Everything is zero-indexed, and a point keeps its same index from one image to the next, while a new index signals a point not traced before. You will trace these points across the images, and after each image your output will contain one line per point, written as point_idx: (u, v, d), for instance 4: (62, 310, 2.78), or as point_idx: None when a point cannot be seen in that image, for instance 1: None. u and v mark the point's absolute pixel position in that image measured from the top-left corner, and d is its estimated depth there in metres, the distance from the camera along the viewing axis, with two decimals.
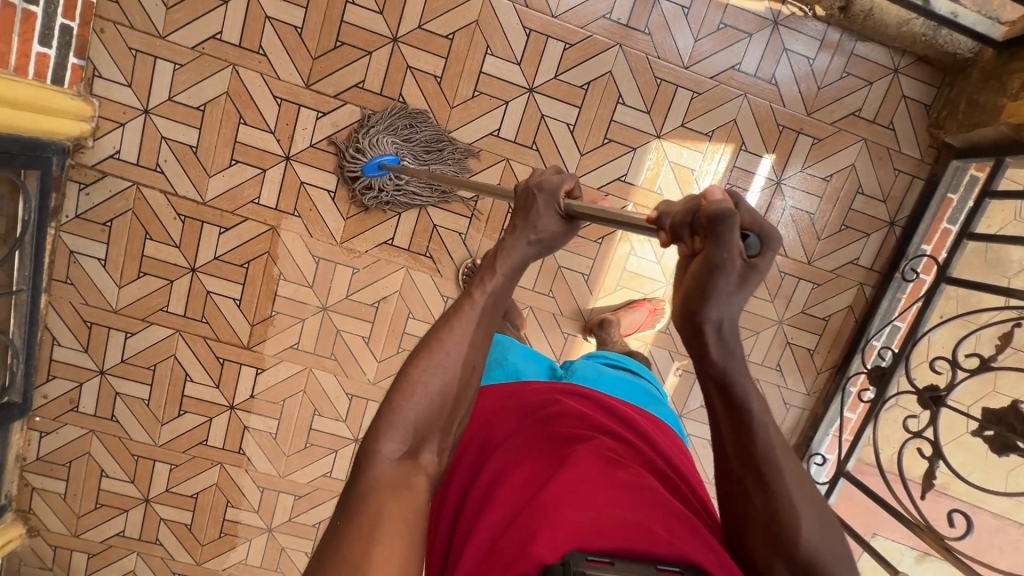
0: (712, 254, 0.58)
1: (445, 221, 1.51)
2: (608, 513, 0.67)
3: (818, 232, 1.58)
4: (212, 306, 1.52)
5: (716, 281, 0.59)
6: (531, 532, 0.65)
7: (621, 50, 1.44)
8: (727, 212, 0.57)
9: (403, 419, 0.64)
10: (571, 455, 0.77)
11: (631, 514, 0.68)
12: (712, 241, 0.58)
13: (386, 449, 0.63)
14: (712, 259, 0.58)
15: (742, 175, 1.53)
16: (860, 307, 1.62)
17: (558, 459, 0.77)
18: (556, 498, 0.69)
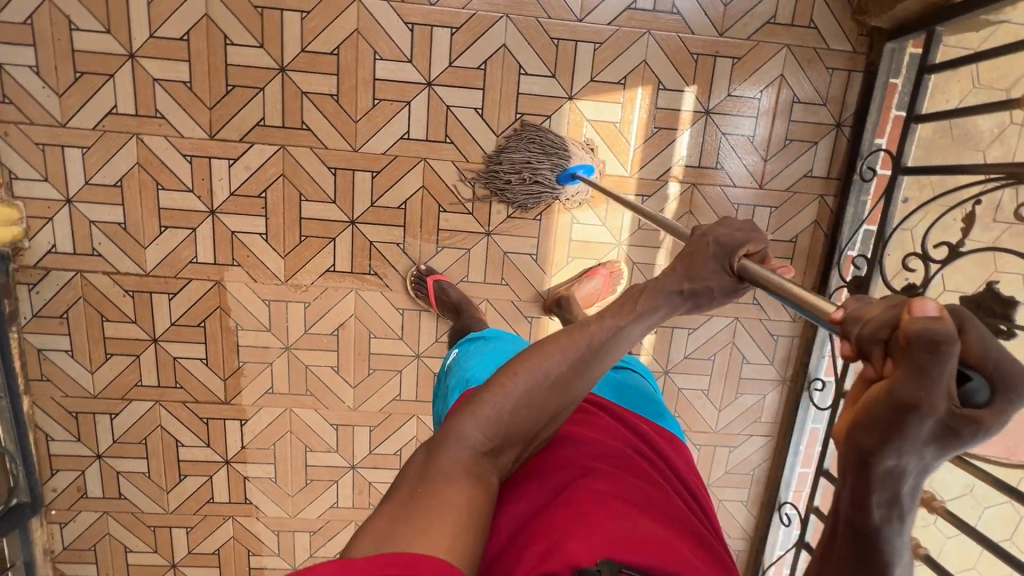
0: (899, 387, 0.43)
1: (381, 235, 1.49)
2: (636, 525, 0.81)
3: (763, 154, 1.51)
4: (182, 370, 1.55)
5: (906, 429, 0.43)
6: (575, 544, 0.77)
7: (508, 19, 1.38)
8: (943, 337, 0.41)
9: (492, 410, 0.74)
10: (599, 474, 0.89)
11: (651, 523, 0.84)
12: (905, 370, 0.42)
13: (472, 432, 0.73)
14: (898, 393, 0.43)
15: (667, 115, 1.46)
16: (826, 220, 1.55)
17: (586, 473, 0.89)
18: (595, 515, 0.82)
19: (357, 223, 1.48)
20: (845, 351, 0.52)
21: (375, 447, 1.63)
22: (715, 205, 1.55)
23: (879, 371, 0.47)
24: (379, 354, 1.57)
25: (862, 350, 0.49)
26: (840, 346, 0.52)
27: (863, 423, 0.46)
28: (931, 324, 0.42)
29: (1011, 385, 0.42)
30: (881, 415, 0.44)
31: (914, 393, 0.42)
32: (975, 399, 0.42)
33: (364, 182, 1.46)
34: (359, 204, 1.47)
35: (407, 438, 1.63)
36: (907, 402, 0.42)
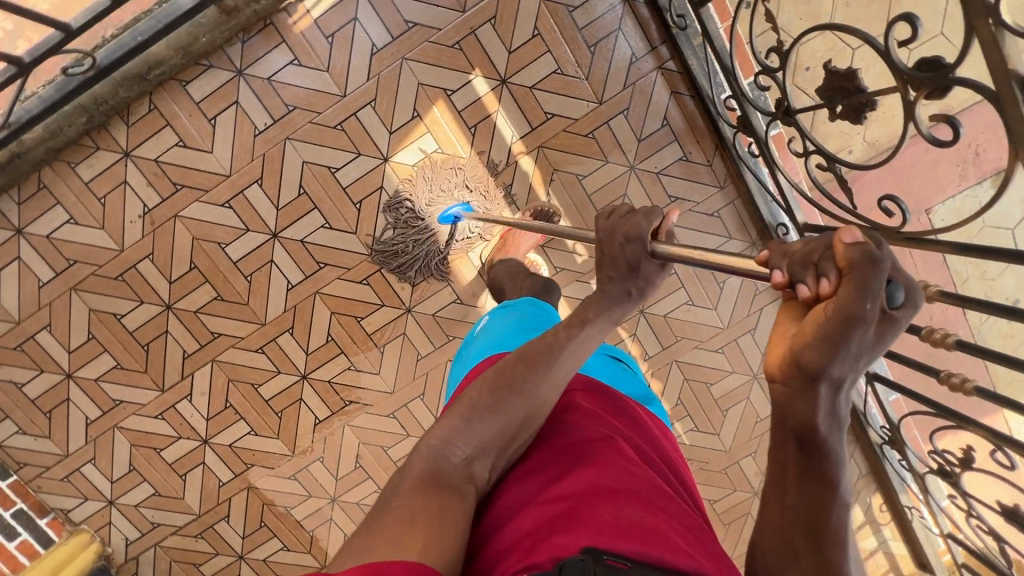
0: (848, 302, 0.48)
1: (334, 370, 1.60)
2: (628, 512, 0.67)
3: (580, 74, 1.44)
4: (275, 565, 1.74)
5: (851, 337, 0.49)
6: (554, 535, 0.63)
7: (291, 140, 1.43)
8: (875, 254, 0.49)
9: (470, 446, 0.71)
10: (593, 456, 0.76)
11: (651, 508, 0.68)
12: (855, 288, 0.49)
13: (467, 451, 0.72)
14: (843, 314, 0.49)
15: (472, 110, 1.44)
16: (681, 83, 1.45)
17: (576, 456, 0.76)
18: (583, 503, 0.68)
19: (309, 376, 1.60)
20: (779, 279, 0.54)
21: None
22: (575, 147, 1.49)
23: (811, 293, 0.52)
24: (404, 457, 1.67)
25: (790, 275, 0.54)
26: (771, 278, 0.55)
27: (808, 342, 0.51)
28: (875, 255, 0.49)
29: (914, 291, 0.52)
30: (828, 331, 0.50)
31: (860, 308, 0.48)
32: (895, 305, 0.51)
33: (290, 342, 1.57)
34: (298, 360, 1.58)
35: None
36: (856, 309, 0.48)
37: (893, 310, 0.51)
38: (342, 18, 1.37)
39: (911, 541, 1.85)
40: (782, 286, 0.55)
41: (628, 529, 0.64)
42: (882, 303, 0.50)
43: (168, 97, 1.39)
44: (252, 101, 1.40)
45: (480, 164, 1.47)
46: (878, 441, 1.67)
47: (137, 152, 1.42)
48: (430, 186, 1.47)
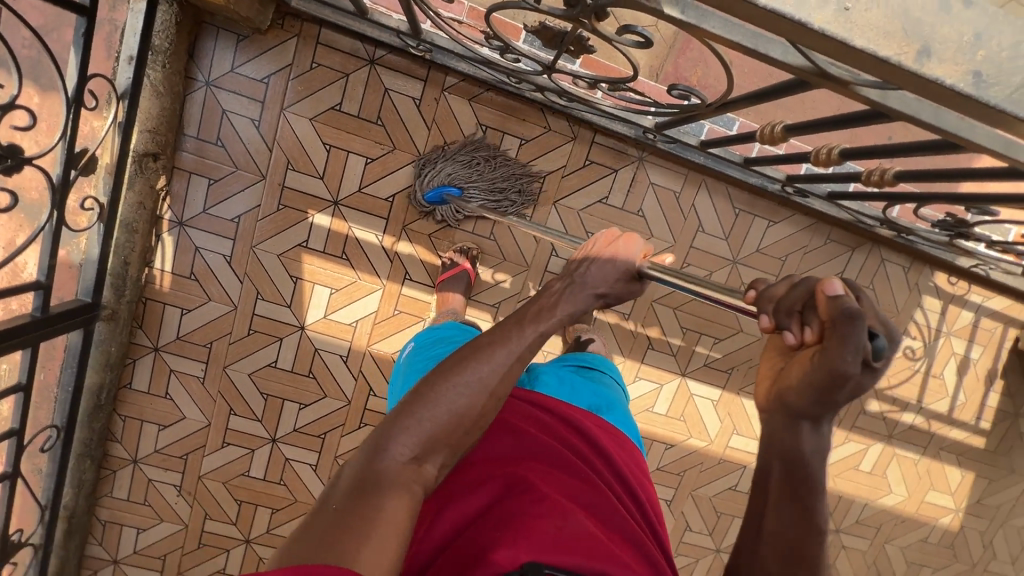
0: (830, 350, 0.50)
1: None
2: (571, 524, 0.66)
3: (387, 149, 1.45)
4: None
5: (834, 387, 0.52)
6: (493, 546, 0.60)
7: (228, 367, 1.57)
8: (853, 309, 0.48)
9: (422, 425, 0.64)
10: (533, 473, 0.73)
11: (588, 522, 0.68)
12: (832, 335, 0.49)
13: (399, 452, 0.62)
14: (827, 361, 0.50)
15: (332, 241, 1.50)
16: (473, 87, 1.43)
17: (517, 468, 0.73)
18: (537, 510, 0.66)
19: None
20: (767, 325, 0.56)
21: None
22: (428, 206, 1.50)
23: (796, 340, 0.55)
24: None
25: (777, 325, 0.56)
26: (759, 321, 0.57)
27: (800, 383, 0.54)
28: (840, 299, 0.49)
29: (892, 336, 0.51)
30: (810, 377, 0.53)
31: (841, 359, 0.49)
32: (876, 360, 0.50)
33: None
34: None
35: None
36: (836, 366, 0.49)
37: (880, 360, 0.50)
38: (188, 256, 1.49)
39: (1004, 289, 1.67)
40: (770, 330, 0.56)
41: (565, 544, 0.63)
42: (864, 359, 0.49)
43: (133, 401, 1.59)
44: (181, 361, 1.57)
45: (371, 275, 1.53)
46: (894, 234, 1.52)
47: (141, 454, 1.63)
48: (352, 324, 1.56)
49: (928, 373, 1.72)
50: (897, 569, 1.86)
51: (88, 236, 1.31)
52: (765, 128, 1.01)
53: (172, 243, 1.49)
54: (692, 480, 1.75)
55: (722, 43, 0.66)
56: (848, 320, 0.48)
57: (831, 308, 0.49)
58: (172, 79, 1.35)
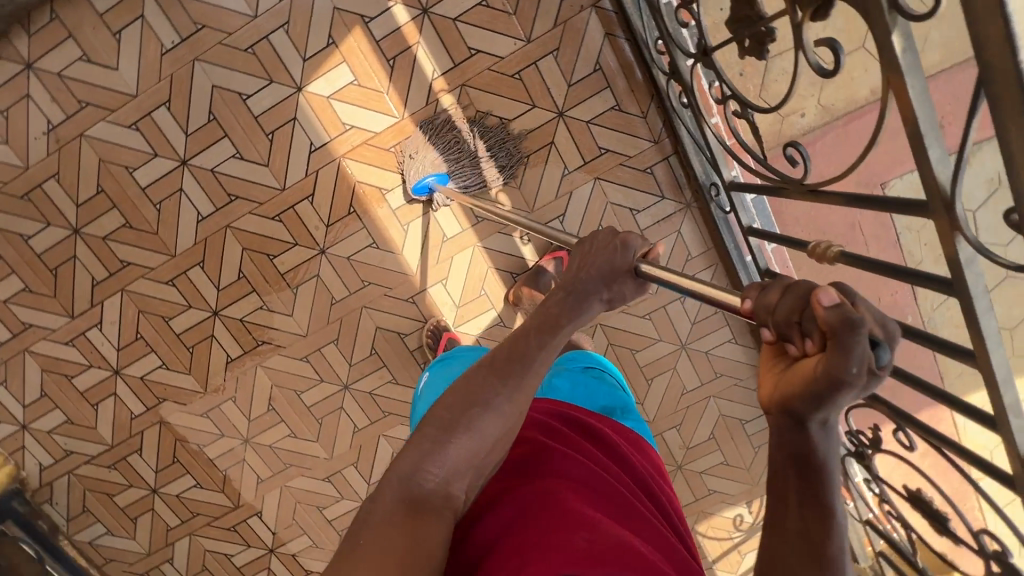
0: (833, 364, 0.44)
1: (250, 308, 1.55)
2: (599, 535, 0.62)
3: (506, 10, 1.35)
4: (190, 501, 1.74)
5: (840, 397, 0.46)
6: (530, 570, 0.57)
7: (201, 61, 1.37)
8: (856, 319, 0.43)
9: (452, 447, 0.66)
10: (562, 488, 0.71)
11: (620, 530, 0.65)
12: (832, 345, 0.45)
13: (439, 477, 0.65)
14: (832, 376, 0.45)
15: (393, 41, 1.36)
16: (618, 27, 1.37)
17: (541, 486, 0.72)
18: (559, 523, 0.63)
19: (217, 312, 1.55)
20: (767, 338, 0.52)
21: (369, 478, 1.72)
22: (495, 89, 1.40)
23: (799, 353, 0.49)
24: (318, 405, 1.65)
25: (779, 336, 0.51)
26: (760, 332, 0.53)
27: (803, 393, 0.47)
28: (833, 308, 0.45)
29: (894, 339, 0.46)
30: (812, 387, 0.47)
31: (849, 369, 0.44)
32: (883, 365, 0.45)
33: (203, 280, 1.53)
34: (209, 294, 1.54)
35: (389, 457, 1.70)
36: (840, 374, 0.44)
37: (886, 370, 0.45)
38: None
39: None
40: (770, 342, 0.52)
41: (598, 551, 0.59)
42: (869, 366, 0.45)
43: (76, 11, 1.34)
44: (160, 17, 1.34)
45: (400, 101, 1.40)
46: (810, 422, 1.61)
47: (40, 65, 1.36)
48: (449, 259, 1.53)
49: (737, 546, 1.75)
50: None
51: None
52: (820, 243, 1.01)
53: None
54: None
55: (905, 110, 0.63)
56: (848, 326, 0.43)
57: (828, 320, 0.44)
58: None
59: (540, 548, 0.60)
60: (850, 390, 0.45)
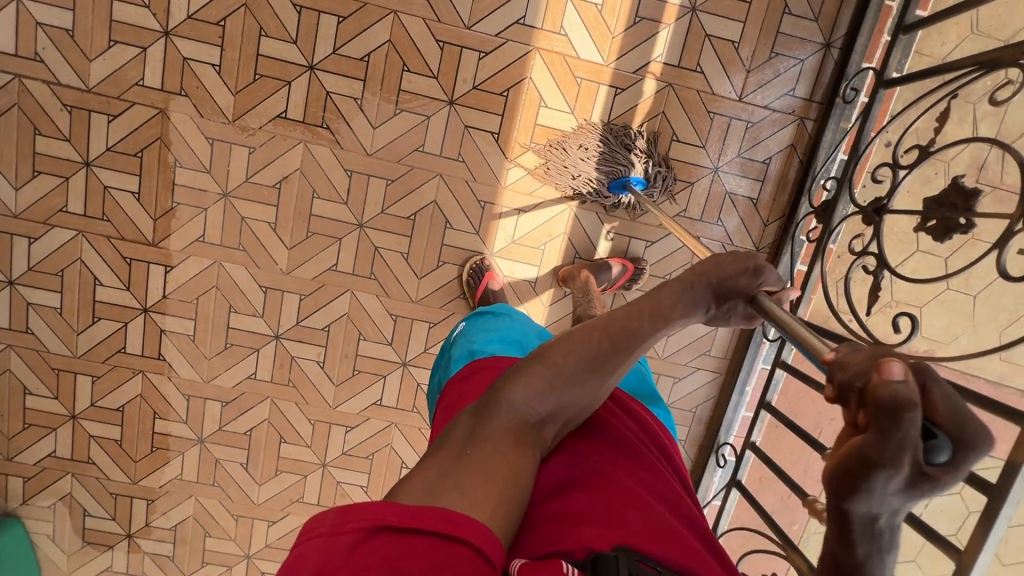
0: (863, 444, 0.41)
1: (345, 90, 1.43)
2: (652, 515, 0.61)
3: (745, 62, 1.44)
4: (111, 202, 1.48)
5: (872, 481, 0.42)
6: (591, 529, 0.57)
7: None
8: (904, 404, 0.39)
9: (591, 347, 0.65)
10: (622, 465, 0.69)
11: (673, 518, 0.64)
12: (869, 424, 0.41)
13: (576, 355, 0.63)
14: (869, 453, 0.41)
15: (651, 5, 1.40)
16: (804, 146, 1.50)
17: (604, 456, 0.69)
18: (611, 498, 0.61)
19: (313, 64, 1.41)
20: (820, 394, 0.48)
21: (302, 319, 1.56)
22: (688, 108, 1.46)
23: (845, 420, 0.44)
24: (320, 221, 1.51)
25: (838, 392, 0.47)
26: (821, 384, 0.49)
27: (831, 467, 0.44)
28: (891, 381, 0.40)
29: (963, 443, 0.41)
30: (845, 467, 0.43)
31: (883, 451, 0.40)
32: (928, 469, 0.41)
33: (328, 32, 1.40)
34: (320, 48, 1.41)
35: (337, 315, 1.56)
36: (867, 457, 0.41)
37: (935, 474, 0.42)
38: None
39: None
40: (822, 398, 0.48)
41: (655, 532, 0.58)
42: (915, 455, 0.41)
43: None
44: None
45: (616, 51, 1.42)
46: None
47: None
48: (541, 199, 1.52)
49: None
50: None
51: None
52: None
53: None
54: (408, 422, 1.64)
55: None
56: (895, 414, 0.39)
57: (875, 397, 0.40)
58: None
59: (602, 512, 0.59)
60: (888, 475, 0.41)
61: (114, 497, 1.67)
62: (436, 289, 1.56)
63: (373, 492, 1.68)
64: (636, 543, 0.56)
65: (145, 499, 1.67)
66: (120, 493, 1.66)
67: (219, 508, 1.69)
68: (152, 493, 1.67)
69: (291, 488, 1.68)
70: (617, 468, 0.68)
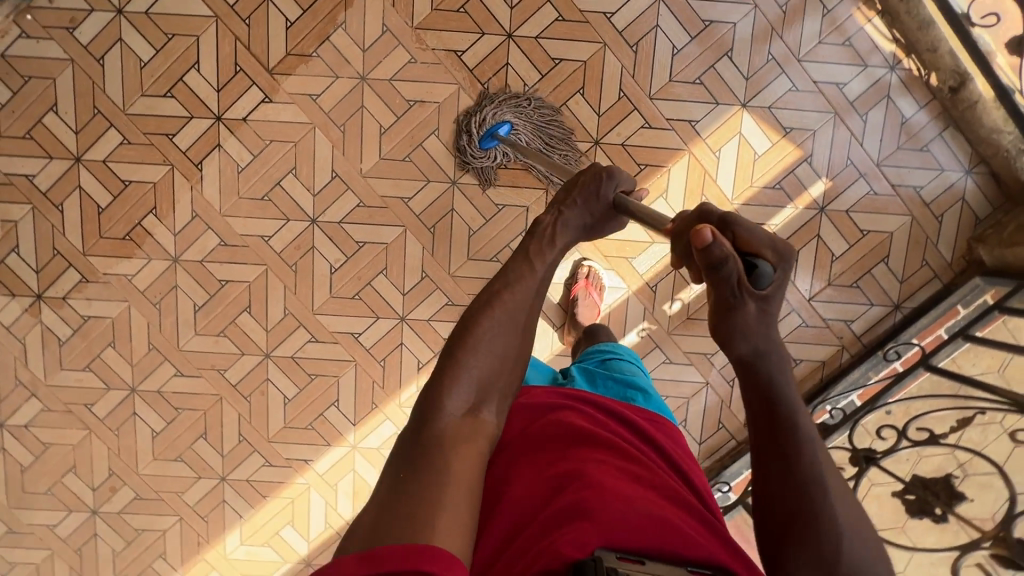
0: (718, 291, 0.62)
1: (522, 71, 1.48)
2: (635, 507, 0.63)
3: (831, 275, 1.57)
4: (262, 14, 1.46)
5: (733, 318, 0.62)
6: (568, 534, 0.59)
7: (753, 11, 1.46)
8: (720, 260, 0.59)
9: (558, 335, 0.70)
10: (595, 458, 0.70)
11: (654, 504, 0.65)
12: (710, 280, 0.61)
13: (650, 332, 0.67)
14: (719, 298, 0.62)
15: (794, 184, 1.52)
16: (830, 369, 1.59)
17: (575, 457, 0.71)
18: (588, 490, 0.64)
19: (513, 33, 1.46)
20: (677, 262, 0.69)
21: (346, 221, 1.52)
22: None
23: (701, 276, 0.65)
24: (423, 155, 1.50)
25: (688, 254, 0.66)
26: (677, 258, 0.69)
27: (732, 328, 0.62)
28: (710, 245, 0.58)
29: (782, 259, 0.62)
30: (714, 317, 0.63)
31: (724, 294, 0.61)
32: (759, 289, 0.61)
33: (543, 19, 1.46)
34: (528, 27, 1.46)
35: (378, 240, 1.53)
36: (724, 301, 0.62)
37: (765, 288, 0.62)
38: (862, 48, 1.48)
39: None
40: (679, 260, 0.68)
41: (635, 526, 0.61)
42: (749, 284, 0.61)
43: None
44: None
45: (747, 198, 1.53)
46: None
47: None
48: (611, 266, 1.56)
49: None
50: (141, 514, 1.64)
51: None
52: None
53: (882, 41, 1.48)
54: (368, 369, 1.58)
55: None
56: (718, 263, 0.59)
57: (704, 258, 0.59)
58: (982, 147, 1.49)
59: (575, 512, 0.61)
60: (742, 312, 0.61)
61: (55, 254, 1.54)
62: (476, 276, 1.56)
63: (292, 409, 1.60)
64: (615, 539, 0.59)
65: (82, 275, 1.55)
66: (63, 254, 1.54)
67: (141, 329, 1.57)
68: (92, 275, 1.55)
69: (220, 356, 1.58)
70: (593, 464, 0.70)
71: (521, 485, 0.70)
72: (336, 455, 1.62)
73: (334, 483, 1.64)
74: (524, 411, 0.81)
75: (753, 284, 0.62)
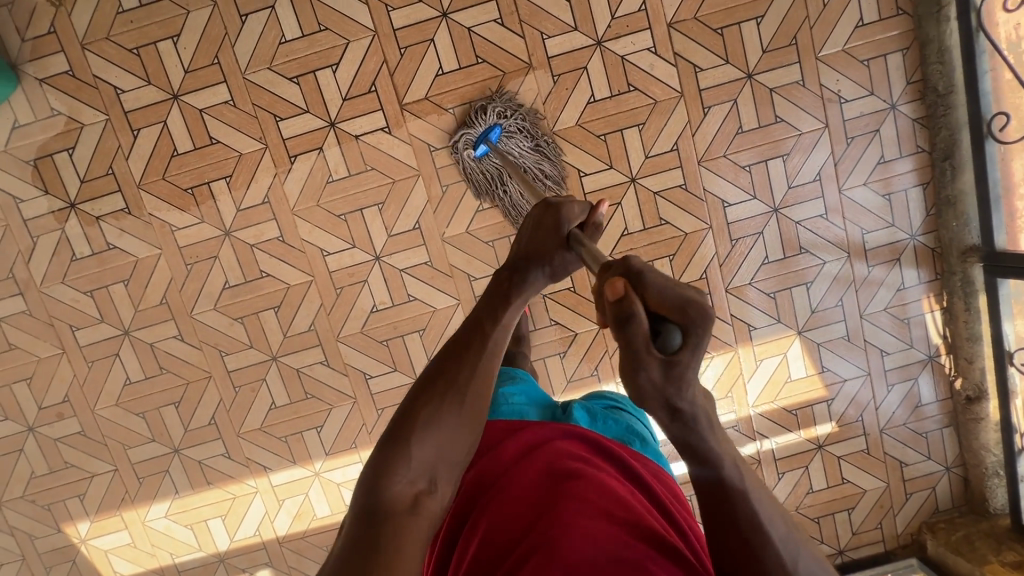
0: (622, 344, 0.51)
1: (628, 215, 1.51)
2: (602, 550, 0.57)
3: (802, 503, 1.68)
4: (420, 51, 1.43)
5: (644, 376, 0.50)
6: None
7: (845, 260, 1.56)
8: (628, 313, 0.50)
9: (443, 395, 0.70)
10: (573, 496, 0.63)
11: (623, 544, 0.58)
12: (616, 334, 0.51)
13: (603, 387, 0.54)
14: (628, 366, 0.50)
15: (807, 416, 1.64)
16: None
17: (551, 495, 0.63)
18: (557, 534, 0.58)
19: (638, 178, 1.49)
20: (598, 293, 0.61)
21: (407, 272, 1.52)
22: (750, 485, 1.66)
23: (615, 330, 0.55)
24: (503, 245, 1.52)
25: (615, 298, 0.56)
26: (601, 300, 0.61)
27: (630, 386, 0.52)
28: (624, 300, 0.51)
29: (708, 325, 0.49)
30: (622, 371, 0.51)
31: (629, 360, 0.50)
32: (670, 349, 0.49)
33: (669, 180, 1.50)
34: (653, 180, 1.50)
35: (428, 302, 1.53)
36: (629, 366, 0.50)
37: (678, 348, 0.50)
38: (915, 331, 1.61)
39: None
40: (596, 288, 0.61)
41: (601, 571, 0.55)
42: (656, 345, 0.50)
43: (922, 168, 1.52)
44: (889, 238, 1.56)
45: (766, 411, 1.62)
46: None
47: (892, 118, 1.50)
48: None
49: None
50: (79, 448, 1.58)
51: (1013, 328, 1.48)
52: None
53: (932, 333, 1.61)
54: (363, 411, 1.58)
55: None
56: (622, 311, 0.51)
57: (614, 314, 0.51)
58: (968, 455, 1.65)
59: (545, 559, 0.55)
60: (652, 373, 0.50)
61: (108, 172, 1.46)
62: None
63: (274, 415, 1.58)
64: None
65: (125, 204, 1.47)
66: (116, 177, 1.46)
67: (161, 281, 1.51)
68: (136, 209, 1.47)
69: (228, 339, 1.54)
70: (567, 500, 0.62)
71: (494, 521, 0.63)
72: (296, 474, 1.61)
73: (283, 496, 1.63)
74: (509, 445, 0.73)
75: (660, 347, 0.50)
